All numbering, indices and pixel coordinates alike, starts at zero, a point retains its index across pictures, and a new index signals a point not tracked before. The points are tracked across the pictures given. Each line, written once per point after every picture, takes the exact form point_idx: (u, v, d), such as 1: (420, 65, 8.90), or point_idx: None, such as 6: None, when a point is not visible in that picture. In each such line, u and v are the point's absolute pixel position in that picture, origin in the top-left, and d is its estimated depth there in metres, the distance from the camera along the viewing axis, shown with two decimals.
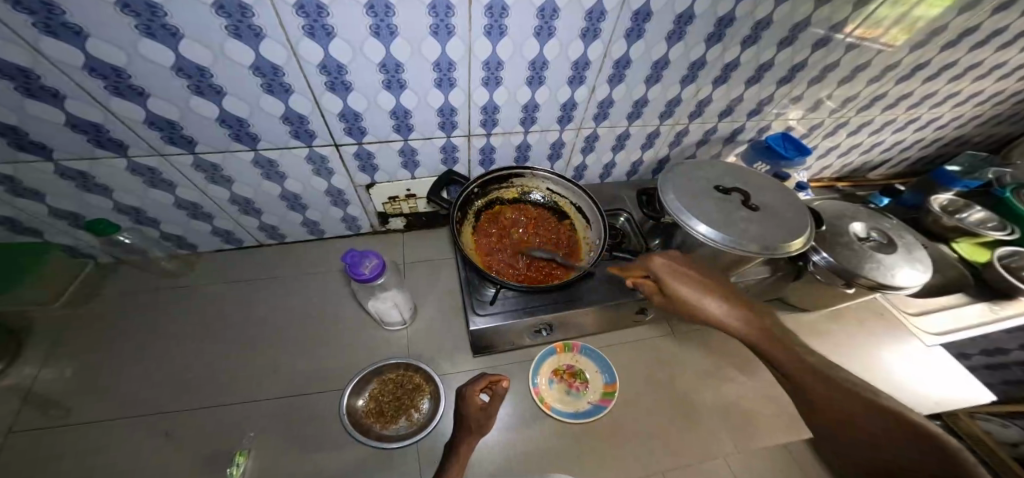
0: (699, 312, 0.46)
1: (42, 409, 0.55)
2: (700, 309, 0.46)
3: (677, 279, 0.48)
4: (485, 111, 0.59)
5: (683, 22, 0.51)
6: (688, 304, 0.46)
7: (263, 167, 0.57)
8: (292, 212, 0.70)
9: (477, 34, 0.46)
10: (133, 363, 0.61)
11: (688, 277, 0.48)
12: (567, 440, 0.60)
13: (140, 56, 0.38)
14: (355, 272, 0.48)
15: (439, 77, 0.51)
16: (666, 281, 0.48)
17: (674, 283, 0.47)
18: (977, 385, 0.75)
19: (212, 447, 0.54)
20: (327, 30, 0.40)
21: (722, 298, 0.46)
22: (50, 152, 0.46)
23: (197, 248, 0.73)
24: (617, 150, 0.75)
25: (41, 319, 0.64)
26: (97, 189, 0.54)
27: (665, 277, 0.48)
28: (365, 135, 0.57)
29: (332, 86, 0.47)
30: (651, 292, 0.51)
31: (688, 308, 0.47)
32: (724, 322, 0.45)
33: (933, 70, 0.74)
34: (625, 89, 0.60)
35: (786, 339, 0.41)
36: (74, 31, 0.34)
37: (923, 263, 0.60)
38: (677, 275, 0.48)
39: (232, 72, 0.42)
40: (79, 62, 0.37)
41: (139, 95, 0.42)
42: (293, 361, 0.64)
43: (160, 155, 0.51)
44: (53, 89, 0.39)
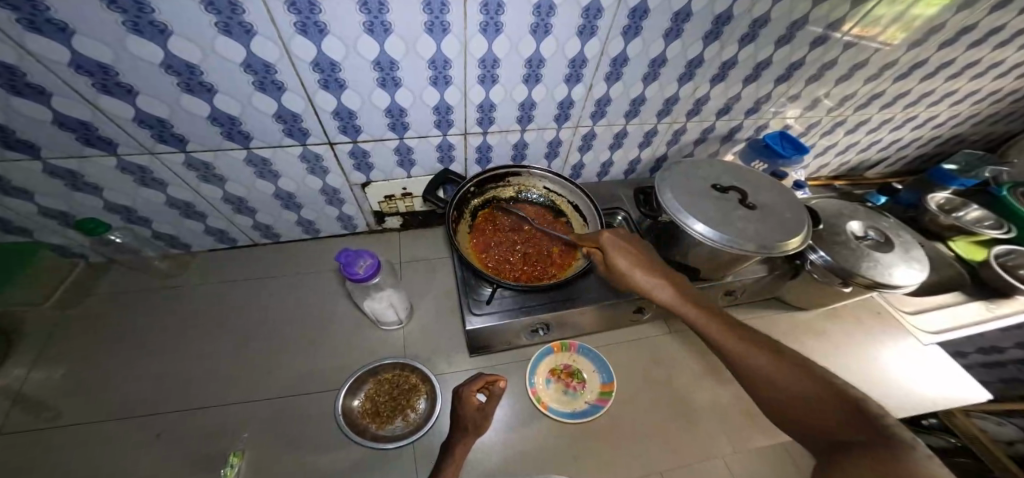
0: (638, 283, 0.48)
1: (32, 411, 0.55)
2: (637, 281, 0.48)
3: (621, 252, 0.50)
4: (482, 109, 0.58)
5: (680, 20, 0.50)
6: (628, 276, 0.49)
7: (256, 166, 0.57)
8: (287, 211, 0.69)
9: (472, 32, 0.46)
10: (126, 364, 0.61)
11: (633, 252, 0.50)
12: (563, 440, 0.60)
13: (127, 52, 0.37)
14: (349, 272, 0.47)
15: (434, 75, 0.50)
16: (612, 254, 0.50)
17: (616, 253, 0.50)
18: (973, 384, 0.76)
19: (204, 449, 0.53)
20: (319, 27, 0.40)
21: (661, 272, 0.49)
22: (38, 150, 0.46)
23: (190, 248, 0.73)
24: (615, 149, 0.75)
25: (31, 320, 0.63)
26: (87, 188, 0.53)
27: (612, 251, 0.50)
28: (359, 133, 0.56)
29: (325, 83, 0.47)
30: (598, 262, 0.53)
31: (627, 279, 0.49)
32: (659, 294, 0.47)
33: (931, 68, 0.74)
34: (622, 87, 0.60)
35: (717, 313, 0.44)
36: (60, 27, 0.34)
37: (920, 262, 0.60)
38: (623, 249, 0.50)
39: (222, 69, 0.42)
40: (65, 59, 0.36)
41: (127, 93, 0.41)
42: (287, 362, 0.63)
43: (151, 154, 0.50)
44: (39, 86, 0.38)
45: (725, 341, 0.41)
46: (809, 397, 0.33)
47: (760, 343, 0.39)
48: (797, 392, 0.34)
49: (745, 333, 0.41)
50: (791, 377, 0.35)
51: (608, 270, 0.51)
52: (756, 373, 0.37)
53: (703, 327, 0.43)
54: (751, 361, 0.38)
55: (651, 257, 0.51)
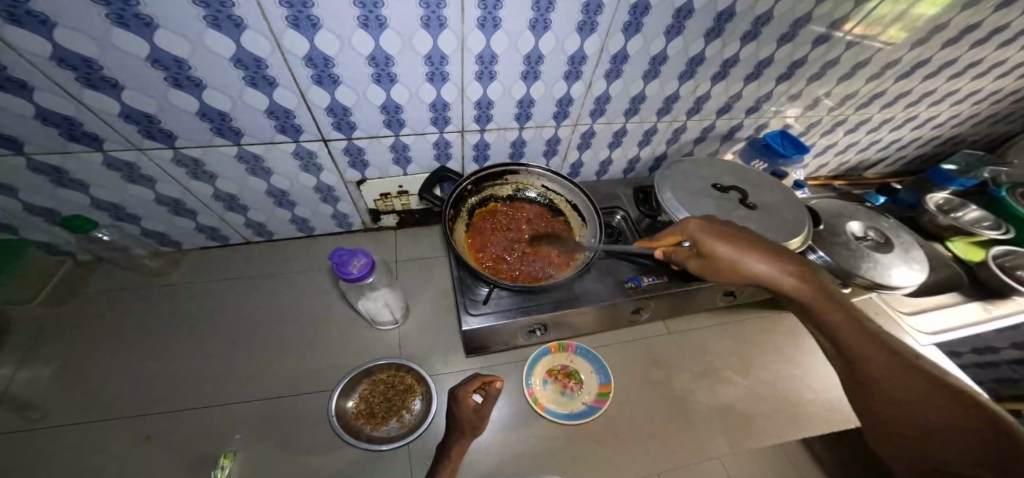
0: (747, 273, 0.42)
1: (17, 412, 0.53)
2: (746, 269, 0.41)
3: (718, 239, 0.43)
4: (479, 106, 0.57)
5: (682, 17, 0.49)
6: (735, 266, 0.42)
7: (248, 162, 0.55)
8: (280, 209, 0.68)
9: (470, 27, 0.44)
10: (116, 364, 0.59)
11: (735, 237, 0.43)
12: (560, 442, 0.59)
13: (113, 46, 0.36)
14: (343, 272, 0.46)
15: (431, 71, 0.49)
16: (704, 243, 0.44)
17: (714, 243, 0.43)
18: (968, 384, 0.76)
19: (195, 450, 0.52)
20: (312, 21, 0.39)
21: (774, 257, 0.41)
22: (21, 145, 0.44)
23: (181, 246, 0.71)
24: (613, 147, 0.74)
25: (18, 319, 0.62)
26: (73, 184, 0.52)
27: (706, 240, 0.44)
28: (354, 130, 0.55)
29: (319, 79, 0.46)
30: (687, 257, 0.47)
31: (733, 270, 0.42)
32: (774, 282, 0.41)
33: (932, 68, 0.73)
34: (622, 84, 0.59)
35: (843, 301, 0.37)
36: (40, 19, 0.32)
37: (920, 263, 0.59)
38: (720, 235, 0.43)
39: (211, 64, 0.40)
40: (47, 53, 0.35)
41: (113, 87, 0.40)
42: (281, 361, 0.62)
43: (139, 150, 0.49)
44: (21, 80, 0.37)
45: (836, 330, 0.36)
46: (912, 404, 0.29)
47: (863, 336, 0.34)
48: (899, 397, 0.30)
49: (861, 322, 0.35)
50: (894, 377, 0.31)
51: (706, 264, 0.45)
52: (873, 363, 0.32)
53: (827, 318, 0.37)
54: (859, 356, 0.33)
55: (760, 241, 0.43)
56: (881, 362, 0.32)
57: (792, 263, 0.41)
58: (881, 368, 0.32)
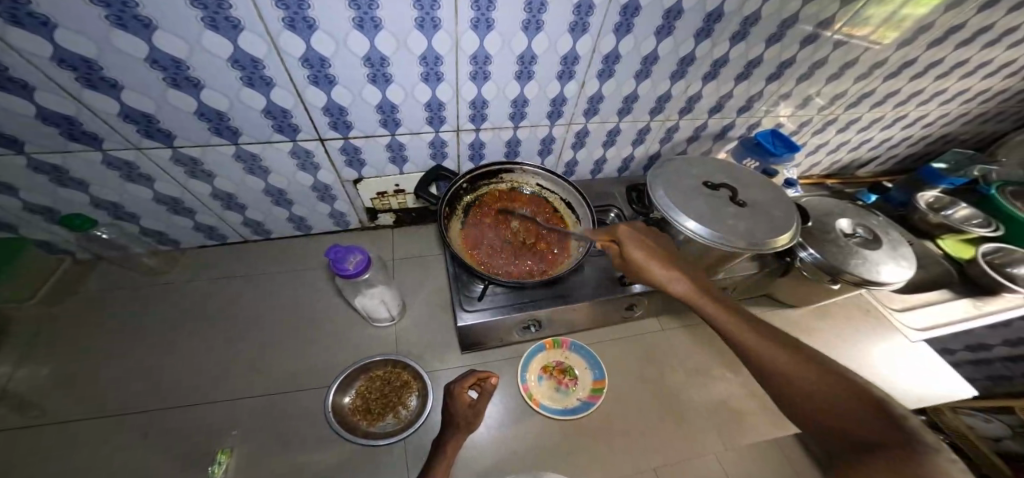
0: (653, 277, 0.48)
1: (17, 409, 0.54)
2: (651, 271, 0.48)
3: (636, 243, 0.50)
4: (474, 106, 0.58)
5: (672, 17, 0.50)
6: (645, 268, 0.48)
7: (245, 162, 0.56)
8: (278, 207, 0.69)
9: (463, 28, 0.45)
10: (115, 362, 0.60)
11: (649, 243, 0.50)
12: (554, 437, 0.60)
13: (112, 47, 0.37)
14: (339, 268, 0.47)
15: (425, 71, 0.50)
16: (627, 247, 0.50)
17: (633, 247, 0.49)
18: (957, 380, 0.77)
19: (194, 446, 0.53)
20: (308, 22, 0.39)
21: (677, 263, 0.48)
22: (21, 145, 0.45)
23: (179, 245, 0.72)
24: (607, 146, 0.75)
25: (17, 318, 0.62)
26: (72, 183, 0.52)
27: (627, 244, 0.50)
28: (350, 130, 0.56)
29: (315, 79, 0.46)
30: (615, 258, 0.53)
31: (644, 271, 0.48)
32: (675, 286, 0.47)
33: (921, 67, 0.74)
34: (615, 83, 0.60)
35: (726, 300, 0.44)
36: (41, 21, 0.33)
37: (908, 259, 0.60)
38: (638, 240, 0.50)
39: (209, 65, 0.41)
40: (48, 54, 0.36)
41: (112, 87, 0.41)
42: (278, 359, 0.63)
43: (138, 149, 0.50)
44: (22, 81, 0.38)
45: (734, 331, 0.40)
46: (822, 393, 0.30)
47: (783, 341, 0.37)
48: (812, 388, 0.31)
49: (765, 327, 0.39)
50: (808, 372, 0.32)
51: (625, 265, 0.51)
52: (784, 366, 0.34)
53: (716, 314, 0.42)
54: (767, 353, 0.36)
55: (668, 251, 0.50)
56: (793, 358, 0.34)
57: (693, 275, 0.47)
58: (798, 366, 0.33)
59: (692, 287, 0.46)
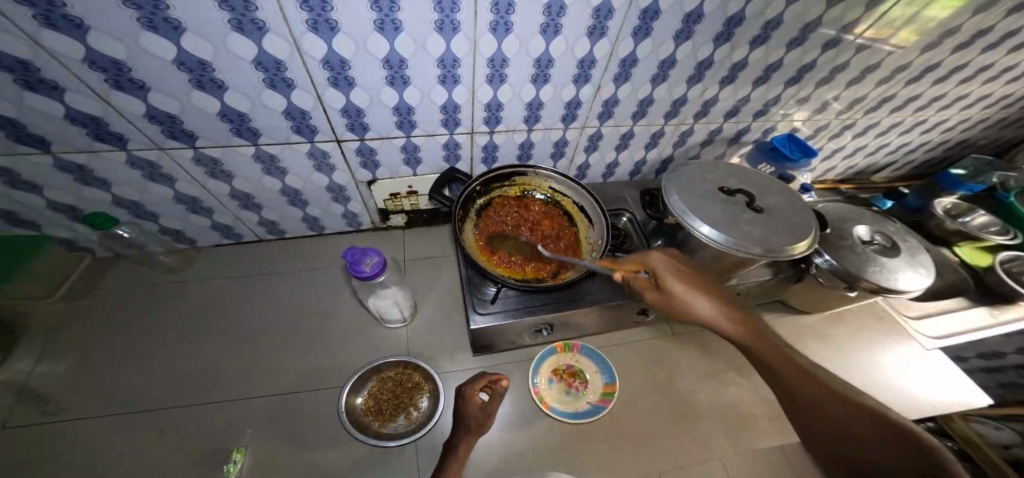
0: (693, 314, 0.45)
1: (39, 404, 0.55)
2: (691, 306, 0.45)
3: (672, 273, 0.46)
4: (489, 108, 0.58)
5: (691, 21, 0.50)
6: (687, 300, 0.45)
7: (264, 162, 0.57)
8: (292, 207, 0.69)
9: (482, 31, 0.45)
10: (133, 358, 0.61)
11: (684, 275, 0.47)
12: (565, 440, 0.60)
13: (141, 49, 0.37)
14: (356, 270, 0.47)
15: (443, 73, 0.50)
16: (665, 281, 0.46)
17: (670, 280, 0.46)
18: (974, 389, 0.76)
19: (211, 443, 0.54)
20: (331, 24, 0.40)
21: (713, 296, 0.45)
22: (49, 144, 0.46)
23: (196, 243, 0.73)
24: (620, 150, 0.75)
25: (36, 314, 0.63)
26: (96, 182, 0.53)
27: (664, 274, 0.46)
28: (367, 131, 0.56)
29: (335, 81, 0.47)
30: (643, 289, 0.48)
31: (686, 310, 0.45)
32: (716, 323, 0.44)
33: (943, 72, 0.73)
34: (631, 87, 0.59)
35: (763, 329, 0.43)
36: (75, 23, 0.34)
37: (927, 267, 0.59)
38: (673, 271, 0.47)
39: (234, 67, 0.42)
40: (80, 56, 0.37)
41: (139, 89, 0.41)
42: (291, 358, 0.64)
43: (160, 149, 0.50)
44: (53, 82, 0.38)
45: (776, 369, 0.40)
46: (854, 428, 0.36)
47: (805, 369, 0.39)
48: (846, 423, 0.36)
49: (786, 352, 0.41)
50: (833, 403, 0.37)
51: (660, 297, 0.46)
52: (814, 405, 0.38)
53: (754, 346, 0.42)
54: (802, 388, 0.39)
55: (687, 267, 0.49)
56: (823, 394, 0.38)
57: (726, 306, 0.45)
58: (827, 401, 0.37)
59: (732, 326, 0.43)
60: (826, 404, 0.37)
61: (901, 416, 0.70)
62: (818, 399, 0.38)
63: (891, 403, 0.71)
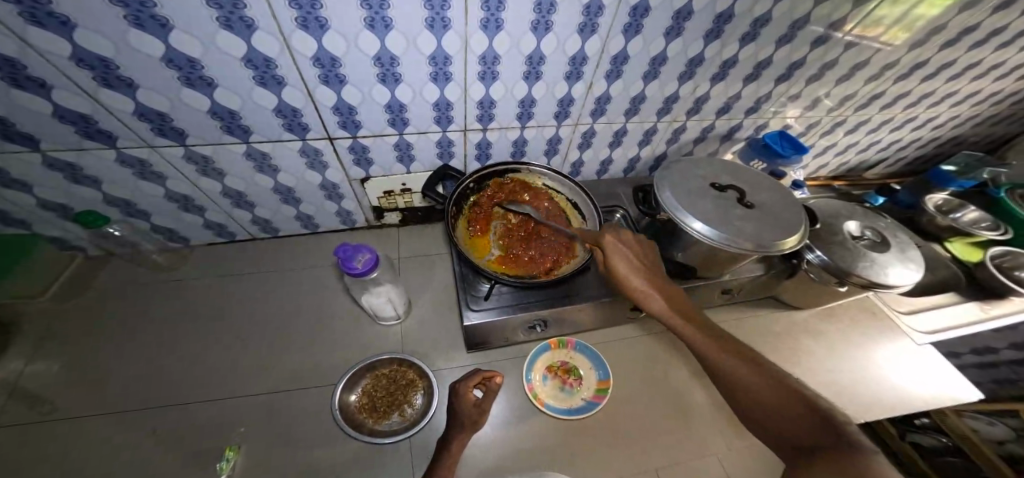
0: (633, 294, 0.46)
1: (31, 404, 0.55)
2: (632, 287, 0.46)
3: (624, 257, 0.48)
4: (482, 106, 0.58)
5: (682, 18, 0.50)
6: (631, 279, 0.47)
7: (256, 160, 0.57)
8: (286, 205, 0.69)
9: (473, 28, 0.45)
10: (126, 357, 0.61)
11: (634, 258, 0.48)
12: (559, 436, 0.60)
13: (129, 46, 0.37)
14: (347, 267, 0.48)
15: (435, 71, 0.50)
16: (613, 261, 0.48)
17: (617, 259, 0.48)
18: (964, 383, 0.76)
19: (204, 442, 0.54)
20: (320, 22, 0.40)
21: (656, 282, 0.46)
22: (38, 142, 0.46)
23: (189, 242, 0.73)
24: (613, 147, 0.75)
25: (28, 314, 0.63)
26: (86, 181, 0.53)
27: (614, 257, 0.48)
28: (359, 129, 0.56)
29: (326, 79, 0.47)
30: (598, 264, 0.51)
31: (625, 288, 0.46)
32: (653, 307, 0.45)
33: (933, 68, 0.73)
34: (623, 84, 0.60)
35: (705, 324, 0.42)
36: (61, 20, 0.33)
37: (916, 262, 0.60)
38: (623, 253, 0.48)
39: (224, 65, 0.42)
40: (67, 53, 0.36)
41: (128, 86, 0.41)
42: (285, 356, 0.64)
43: (151, 147, 0.50)
44: (40, 79, 0.38)
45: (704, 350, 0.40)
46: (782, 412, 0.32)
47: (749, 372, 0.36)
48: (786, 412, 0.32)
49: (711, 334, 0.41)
50: (772, 392, 0.33)
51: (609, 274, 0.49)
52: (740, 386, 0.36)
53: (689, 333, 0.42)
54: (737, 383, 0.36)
55: (655, 265, 0.49)
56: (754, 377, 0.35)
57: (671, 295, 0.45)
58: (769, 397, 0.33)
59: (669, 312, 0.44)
60: (761, 390, 0.34)
61: (891, 409, 0.71)
62: (755, 384, 0.35)
63: (883, 397, 0.72)
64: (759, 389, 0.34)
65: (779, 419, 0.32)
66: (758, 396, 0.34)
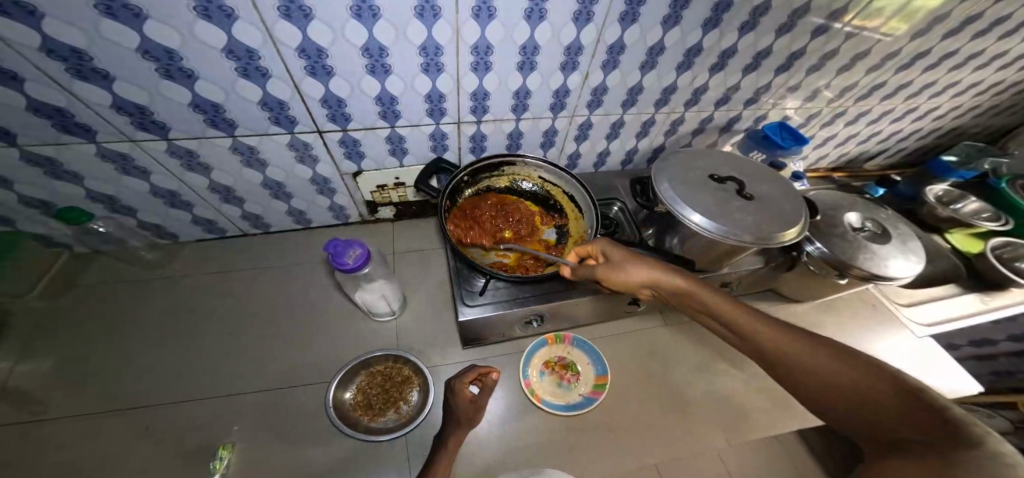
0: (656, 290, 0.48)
1: (68, 391, 0.58)
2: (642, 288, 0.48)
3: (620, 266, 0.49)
4: (517, 96, 0.61)
5: (720, 10, 0.53)
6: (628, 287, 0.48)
7: (298, 150, 0.59)
8: (321, 196, 0.72)
9: (517, 19, 0.48)
10: (154, 350, 0.63)
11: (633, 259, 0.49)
12: (558, 431, 0.62)
13: (193, 36, 0.40)
14: (339, 262, 0.49)
15: (475, 60, 0.53)
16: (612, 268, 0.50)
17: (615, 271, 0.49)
18: (962, 376, 0.79)
19: (235, 429, 0.56)
20: (373, 11, 0.42)
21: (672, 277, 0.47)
22: (94, 133, 0.48)
23: (225, 233, 0.76)
24: (640, 137, 0.78)
25: (68, 303, 0.66)
26: (135, 172, 0.56)
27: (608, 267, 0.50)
28: (398, 119, 0.59)
29: (372, 68, 0.49)
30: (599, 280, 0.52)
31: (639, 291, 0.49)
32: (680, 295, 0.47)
33: (934, 58, 0.75)
34: (656, 75, 0.62)
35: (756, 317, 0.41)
36: (135, 12, 0.36)
37: (915, 254, 0.62)
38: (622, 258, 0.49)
39: (280, 54, 0.44)
40: (135, 44, 0.39)
41: (188, 77, 0.44)
42: (305, 347, 0.66)
43: (201, 138, 0.53)
44: (104, 71, 0.41)
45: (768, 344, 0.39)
46: (867, 393, 0.31)
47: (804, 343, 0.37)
48: (861, 389, 0.31)
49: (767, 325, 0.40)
50: (853, 383, 0.32)
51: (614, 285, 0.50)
52: (816, 381, 0.34)
53: (723, 316, 0.43)
54: (788, 350, 0.37)
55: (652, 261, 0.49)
56: (837, 364, 0.33)
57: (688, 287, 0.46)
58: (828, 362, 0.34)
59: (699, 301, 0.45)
60: (846, 387, 0.32)
61: None
62: (829, 383, 0.33)
63: None
64: (831, 374, 0.33)
65: (868, 404, 0.30)
66: (832, 385, 0.33)
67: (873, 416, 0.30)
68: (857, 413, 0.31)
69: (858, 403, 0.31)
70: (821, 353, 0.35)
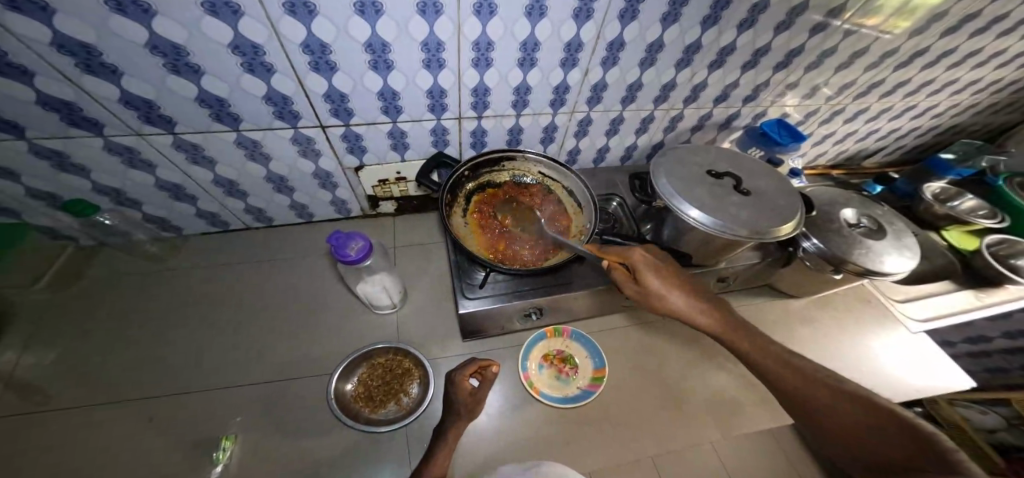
0: (671, 305, 0.49)
1: (24, 393, 0.55)
2: (667, 300, 0.48)
3: (653, 272, 0.49)
4: (476, 93, 0.57)
5: (677, 4, 0.49)
6: (661, 297, 0.48)
7: (246, 148, 0.56)
8: (279, 195, 0.69)
9: (466, 14, 0.44)
10: (121, 351, 0.61)
11: (663, 271, 0.49)
12: (552, 424, 0.61)
13: (112, 33, 0.36)
14: (340, 254, 0.47)
15: (427, 58, 0.49)
16: (644, 273, 0.49)
17: (648, 274, 0.49)
18: (957, 372, 0.76)
19: (198, 432, 0.54)
20: (309, 8, 0.38)
21: (695, 296, 0.49)
22: (22, 130, 0.45)
23: (182, 231, 0.73)
24: (610, 135, 0.74)
25: (21, 303, 0.63)
26: (73, 169, 0.52)
27: (642, 270, 0.49)
28: (351, 117, 0.55)
29: (316, 66, 0.46)
30: (623, 281, 0.51)
31: (659, 302, 0.48)
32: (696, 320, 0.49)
33: (934, 56, 0.72)
34: (619, 71, 0.59)
35: (753, 335, 0.47)
36: (39, 5, 0.32)
37: (912, 249, 0.60)
38: (653, 266, 0.49)
39: (210, 52, 0.41)
40: (46, 39, 0.35)
41: (112, 73, 0.40)
42: (279, 344, 0.64)
43: (138, 135, 0.49)
44: (21, 66, 0.37)
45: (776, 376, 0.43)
46: (841, 409, 0.38)
47: (784, 357, 0.44)
48: (834, 407, 0.38)
49: (771, 350, 0.45)
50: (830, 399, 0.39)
51: (637, 290, 0.50)
52: (806, 402, 0.40)
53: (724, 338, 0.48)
54: (782, 375, 0.43)
55: (675, 274, 0.50)
56: (815, 386, 0.41)
57: (709, 304, 0.49)
58: (806, 386, 0.41)
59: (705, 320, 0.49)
60: (830, 404, 0.39)
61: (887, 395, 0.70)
62: (818, 401, 0.40)
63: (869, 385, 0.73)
64: (813, 395, 0.40)
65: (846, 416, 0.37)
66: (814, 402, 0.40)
67: (852, 427, 0.37)
68: (838, 425, 0.38)
69: (835, 416, 0.38)
70: (806, 376, 0.42)
